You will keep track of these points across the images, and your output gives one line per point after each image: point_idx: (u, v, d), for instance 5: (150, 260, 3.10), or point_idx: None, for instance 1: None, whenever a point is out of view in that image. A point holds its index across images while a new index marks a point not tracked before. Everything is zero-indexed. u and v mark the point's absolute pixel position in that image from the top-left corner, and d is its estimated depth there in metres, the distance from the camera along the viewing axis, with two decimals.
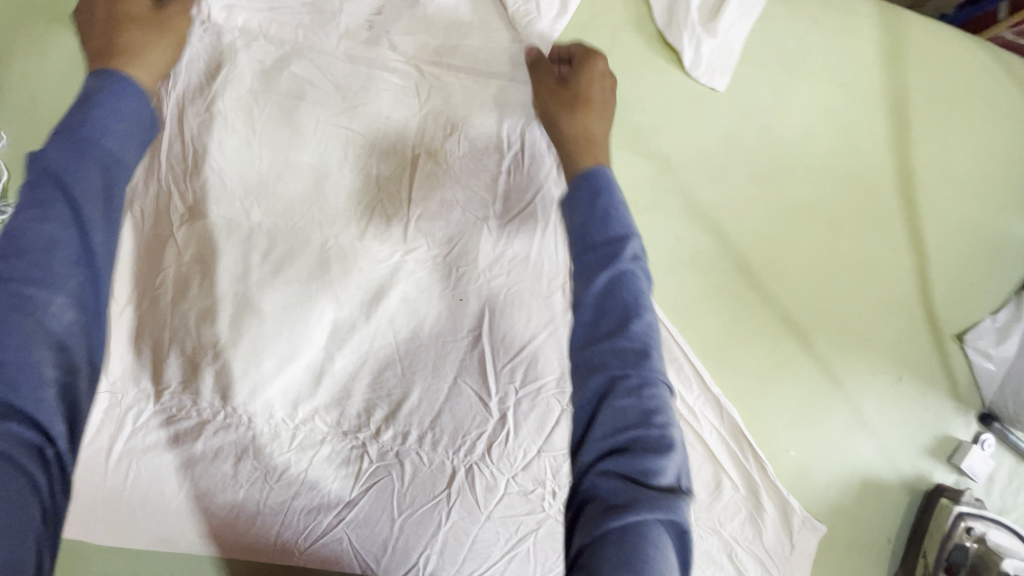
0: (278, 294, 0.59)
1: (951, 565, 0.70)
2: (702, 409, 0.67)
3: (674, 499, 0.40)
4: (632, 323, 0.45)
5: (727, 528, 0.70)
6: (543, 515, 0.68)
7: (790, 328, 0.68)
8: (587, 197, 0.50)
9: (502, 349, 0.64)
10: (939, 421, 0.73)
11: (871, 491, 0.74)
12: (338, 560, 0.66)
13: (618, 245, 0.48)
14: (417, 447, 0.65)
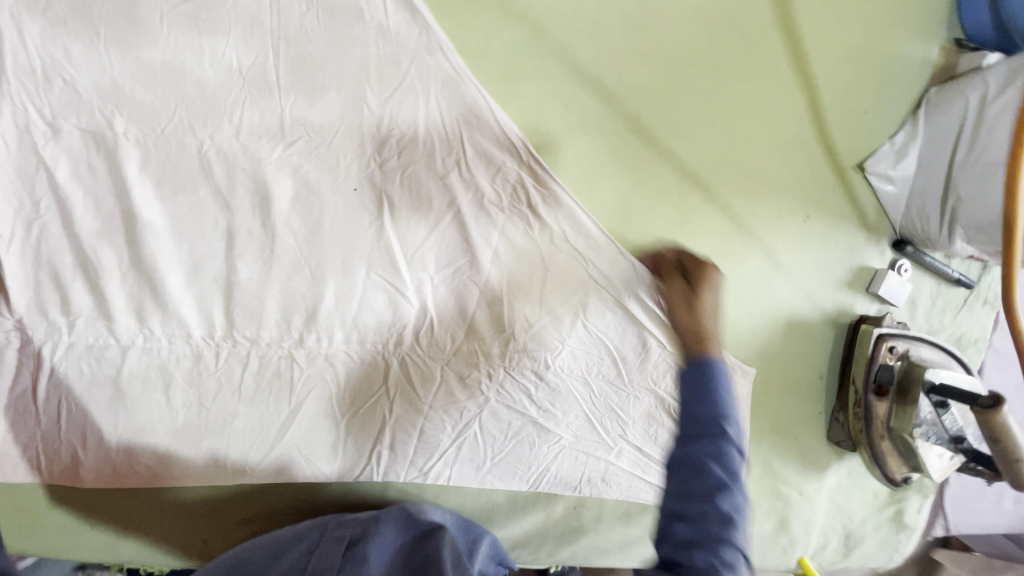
0: (172, 208, 0.60)
1: (879, 385, 0.73)
2: (616, 273, 0.68)
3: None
4: (708, 468, 0.43)
5: (662, 385, 0.72)
6: (482, 398, 0.70)
7: (692, 180, 0.68)
8: (687, 386, 0.46)
9: (408, 239, 0.65)
10: (853, 253, 0.75)
11: (796, 331, 0.76)
12: (286, 471, 0.67)
13: (707, 439, 0.44)
14: (343, 347, 0.67)
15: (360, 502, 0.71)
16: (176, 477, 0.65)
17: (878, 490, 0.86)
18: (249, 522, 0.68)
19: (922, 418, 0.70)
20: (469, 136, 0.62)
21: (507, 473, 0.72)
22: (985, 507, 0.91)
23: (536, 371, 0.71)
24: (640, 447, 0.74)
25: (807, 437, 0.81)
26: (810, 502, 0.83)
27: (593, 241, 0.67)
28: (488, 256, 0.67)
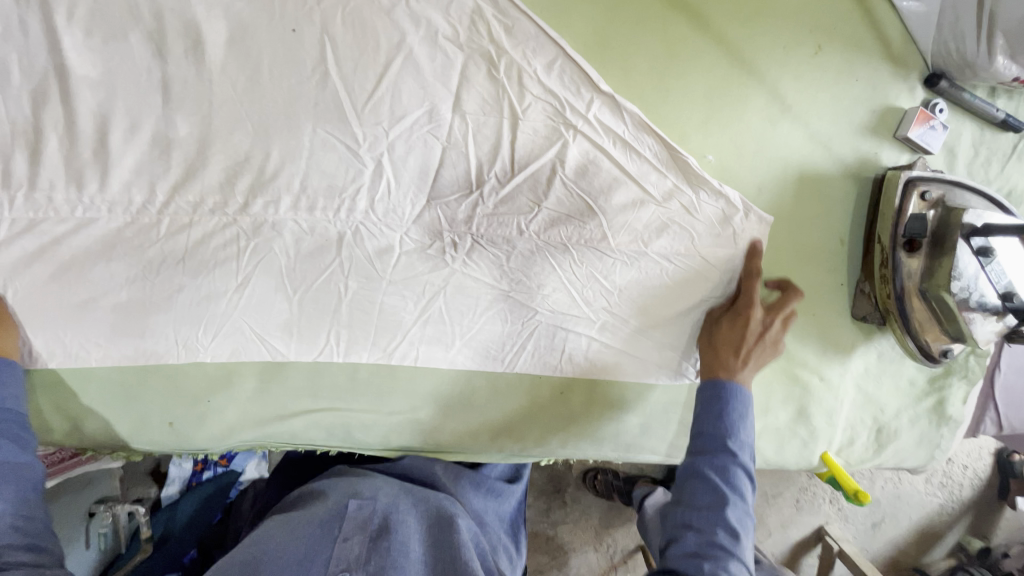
0: (101, 59, 0.56)
1: (910, 238, 0.63)
2: (599, 116, 0.61)
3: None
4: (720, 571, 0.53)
5: (653, 247, 0.66)
6: (451, 270, 0.65)
7: (677, 5, 0.60)
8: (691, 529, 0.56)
9: (355, 89, 0.58)
10: (874, 92, 0.65)
11: (810, 188, 0.67)
12: (252, 346, 0.64)
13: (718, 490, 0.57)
14: (293, 213, 0.61)
15: (333, 384, 0.66)
16: (144, 348, 0.62)
17: (915, 377, 0.76)
18: (216, 402, 0.65)
19: (963, 271, 0.61)
20: None
21: (485, 352, 0.67)
22: None
23: (508, 237, 0.65)
24: (630, 319, 0.68)
25: (828, 315, 0.72)
26: (833, 390, 0.74)
27: (565, 80, 0.60)
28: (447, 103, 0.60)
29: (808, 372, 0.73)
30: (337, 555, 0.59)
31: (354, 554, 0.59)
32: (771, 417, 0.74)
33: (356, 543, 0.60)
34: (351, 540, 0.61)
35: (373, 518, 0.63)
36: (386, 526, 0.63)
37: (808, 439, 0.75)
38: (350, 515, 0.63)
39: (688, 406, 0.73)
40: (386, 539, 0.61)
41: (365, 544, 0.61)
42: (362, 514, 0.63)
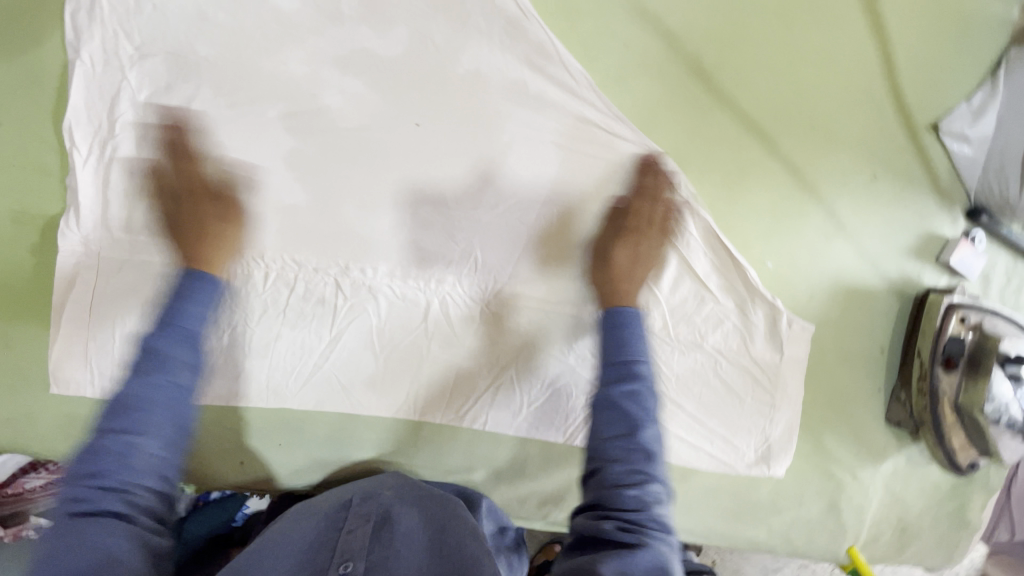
0: (233, 130, 0.61)
1: (949, 357, 0.68)
2: (673, 218, 0.67)
3: (650, 553, 0.49)
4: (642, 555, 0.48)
5: (709, 341, 0.71)
6: (521, 342, 0.69)
7: (753, 130, 0.67)
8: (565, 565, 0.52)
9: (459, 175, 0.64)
10: (921, 220, 0.71)
11: (856, 300, 0.72)
12: (331, 397, 0.68)
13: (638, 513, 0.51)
14: (387, 278, 0.67)
15: (399, 438, 0.70)
16: (229, 392, 0.67)
17: (940, 482, 0.80)
18: (287, 448, 0.69)
19: (997, 392, 0.66)
20: (529, 74, 0.61)
21: (544, 422, 0.71)
22: None
23: (577, 317, 0.69)
24: (681, 404, 0.72)
25: (864, 417, 0.76)
26: (863, 488, 0.78)
27: (648, 185, 0.66)
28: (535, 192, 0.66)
29: (842, 469, 0.77)
30: (340, 544, 0.54)
31: (357, 542, 0.54)
32: (803, 508, 0.77)
33: (360, 534, 0.56)
34: (354, 531, 0.56)
35: (376, 513, 0.59)
36: (389, 518, 0.59)
37: (836, 532, 0.78)
38: (353, 510, 0.60)
39: (727, 491, 0.76)
40: (390, 530, 0.57)
41: (367, 534, 0.56)
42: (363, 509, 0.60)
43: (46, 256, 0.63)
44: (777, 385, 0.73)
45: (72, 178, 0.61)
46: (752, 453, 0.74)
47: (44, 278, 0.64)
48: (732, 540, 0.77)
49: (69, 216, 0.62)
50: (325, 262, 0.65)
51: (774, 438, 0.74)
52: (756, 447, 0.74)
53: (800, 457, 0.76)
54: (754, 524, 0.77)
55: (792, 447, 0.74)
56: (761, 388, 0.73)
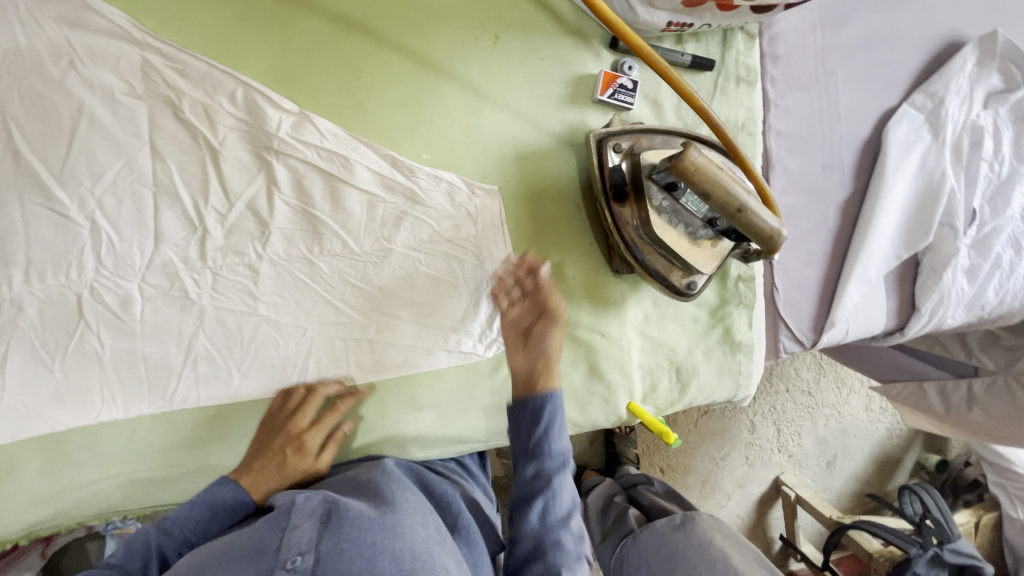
0: None
1: (616, 188, 0.67)
2: (297, 134, 0.64)
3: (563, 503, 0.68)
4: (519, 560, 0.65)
5: (397, 242, 0.70)
6: (199, 307, 0.66)
7: (348, 28, 0.65)
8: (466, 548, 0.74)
9: (48, 157, 0.60)
10: (564, 66, 0.71)
11: (529, 163, 0.71)
12: (24, 420, 0.65)
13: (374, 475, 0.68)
14: (22, 286, 0.62)
15: (115, 450, 0.68)
16: None
17: (696, 313, 0.79)
18: (10, 489, 0.66)
19: (665, 208, 0.66)
20: (75, 35, 0.59)
21: (255, 367, 0.69)
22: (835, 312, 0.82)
23: (249, 264, 0.67)
24: (397, 314, 0.72)
25: (588, 274, 0.75)
26: (617, 342, 0.77)
27: (251, 107, 0.63)
28: (40, 73, 0.59)
29: (587, 330, 0.76)
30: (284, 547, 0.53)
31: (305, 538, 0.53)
32: (564, 381, 0.76)
33: (304, 532, 0.54)
34: (300, 528, 0.55)
35: (321, 505, 0.58)
36: (333, 511, 0.57)
37: (607, 394, 0.78)
38: (297, 507, 0.57)
39: (480, 386, 0.75)
40: (339, 520, 0.56)
41: (315, 530, 0.55)
42: (308, 505, 0.58)
43: None
44: (483, 258, 0.72)
45: None
46: (481, 333, 0.74)
47: None
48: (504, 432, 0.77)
49: None
50: None
51: (498, 308, 0.74)
52: (483, 325, 0.74)
53: None
54: None
55: None
56: (470, 263, 0.72)
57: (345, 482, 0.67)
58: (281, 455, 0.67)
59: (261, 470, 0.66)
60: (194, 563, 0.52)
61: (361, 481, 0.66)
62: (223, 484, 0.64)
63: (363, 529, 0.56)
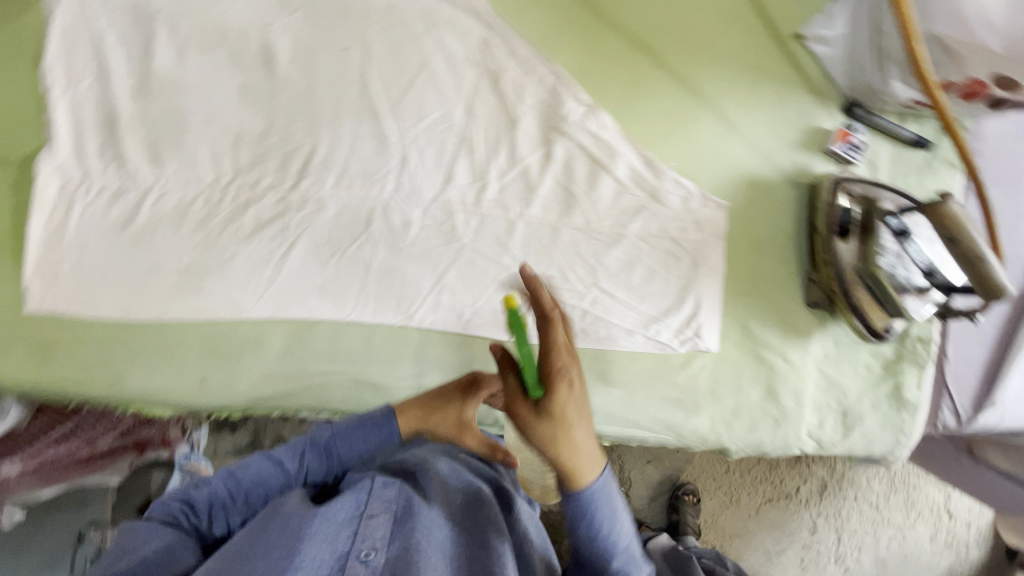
0: (193, 68, 0.71)
1: (843, 226, 0.76)
2: (581, 121, 0.76)
3: None
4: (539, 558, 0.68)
5: (631, 230, 0.78)
6: (460, 243, 0.76)
7: (641, 48, 0.77)
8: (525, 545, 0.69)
9: (389, 93, 0.73)
10: (804, 117, 0.81)
11: (758, 190, 0.80)
12: (289, 304, 0.73)
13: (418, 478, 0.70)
14: (333, 190, 0.74)
15: (349, 350, 0.75)
16: (193, 303, 0.72)
17: (871, 362, 0.85)
18: (247, 362, 0.73)
19: (887, 250, 0.74)
20: (440, 6, 0.73)
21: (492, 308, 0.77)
22: (1005, 396, 0.85)
23: (508, 218, 0.77)
24: (613, 293, 0.78)
25: (784, 301, 0.82)
26: (797, 370, 0.82)
27: (553, 93, 0.76)
28: (406, 30, 0.73)
29: (773, 353, 0.81)
30: (361, 533, 0.57)
31: (379, 532, 0.57)
32: (743, 395, 0.81)
33: (381, 523, 0.58)
34: (377, 517, 0.58)
35: (396, 501, 0.62)
36: (408, 512, 0.61)
37: (779, 417, 0.81)
38: (373, 497, 0.61)
39: (666, 382, 0.79)
40: (408, 524, 0.59)
41: (389, 525, 0.58)
42: (387, 495, 0.62)
43: (20, 195, 0.71)
44: (701, 260, 0.79)
45: (48, 112, 0.70)
46: (682, 332, 0.79)
47: (16, 215, 0.71)
48: (679, 430, 0.80)
49: (47, 146, 0.70)
50: (275, 143, 0.72)
51: (700, 312, 0.79)
52: (686, 324, 0.79)
53: (731, 345, 0.81)
54: (697, 413, 0.80)
55: (716, 318, 0.80)
56: (682, 263, 0.78)
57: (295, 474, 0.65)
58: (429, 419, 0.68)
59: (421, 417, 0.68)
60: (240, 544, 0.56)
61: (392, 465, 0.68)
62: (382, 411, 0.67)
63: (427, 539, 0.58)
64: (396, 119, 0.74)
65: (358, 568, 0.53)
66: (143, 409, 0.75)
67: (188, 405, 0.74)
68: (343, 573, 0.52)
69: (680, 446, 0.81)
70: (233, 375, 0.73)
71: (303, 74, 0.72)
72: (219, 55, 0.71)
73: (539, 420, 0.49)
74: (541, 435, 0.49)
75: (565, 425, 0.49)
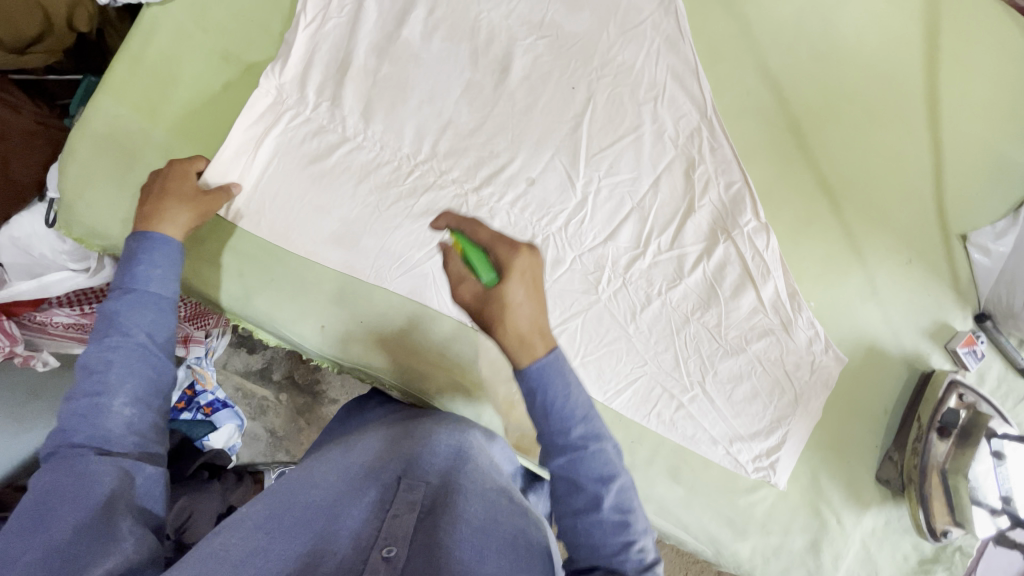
0: (435, 48, 0.74)
1: (943, 425, 0.79)
2: (750, 234, 0.79)
3: None
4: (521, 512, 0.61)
5: (752, 347, 0.80)
6: (596, 298, 0.79)
7: (824, 191, 0.81)
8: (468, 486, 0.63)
9: (593, 140, 0.76)
10: (939, 309, 0.85)
11: (874, 358, 0.84)
12: (426, 291, 0.76)
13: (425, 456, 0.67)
14: (507, 205, 0.76)
15: (460, 351, 0.78)
16: (343, 254, 0.74)
17: (910, 554, 0.87)
18: (367, 326, 0.76)
19: (981, 464, 0.77)
20: (671, 83, 0.77)
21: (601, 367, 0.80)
22: None
23: (648, 293, 0.80)
24: (712, 397, 0.80)
25: (857, 466, 0.84)
26: (845, 535, 0.84)
27: (735, 199, 0.78)
28: (632, 92, 0.76)
29: (830, 510, 0.83)
30: (385, 529, 0.58)
31: (403, 529, 0.57)
32: (788, 538, 0.83)
33: (405, 519, 0.59)
34: (401, 517, 0.59)
35: (421, 500, 0.61)
36: (433, 509, 0.60)
37: (812, 572, 0.83)
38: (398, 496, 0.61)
39: (725, 497, 0.81)
40: (430, 520, 0.58)
41: (414, 522, 0.58)
42: (411, 496, 0.61)
43: (234, 95, 0.74)
44: (802, 400, 0.81)
45: (291, 34, 0.73)
46: (759, 459, 0.81)
47: (223, 113, 0.74)
48: (719, 546, 0.81)
49: (277, 63, 0.73)
50: (476, 143, 0.75)
51: (782, 447, 0.81)
52: (765, 453, 0.81)
53: (795, 487, 0.83)
54: (742, 538, 0.81)
55: (794, 459, 0.82)
56: (786, 397, 0.81)
57: (131, 340, 0.58)
58: (161, 182, 0.66)
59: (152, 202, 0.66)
60: (264, 518, 0.58)
61: (414, 454, 0.67)
62: (134, 237, 0.63)
63: (453, 532, 0.56)
64: (590, 166, 0.77)
65: (379, 565, 0.53)
66: (255, 328, 0.77)
67: (297, 343, 0.76)
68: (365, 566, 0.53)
69: (712, 560, 0.83)
70: (349, 332, 0.76)
71: (527, 93, 0.75)
72: (462, 47, 0.74)
73: (490, 293, 0.55)
74: (484, 313, 0.55)
75: (514, 321, 0.54)
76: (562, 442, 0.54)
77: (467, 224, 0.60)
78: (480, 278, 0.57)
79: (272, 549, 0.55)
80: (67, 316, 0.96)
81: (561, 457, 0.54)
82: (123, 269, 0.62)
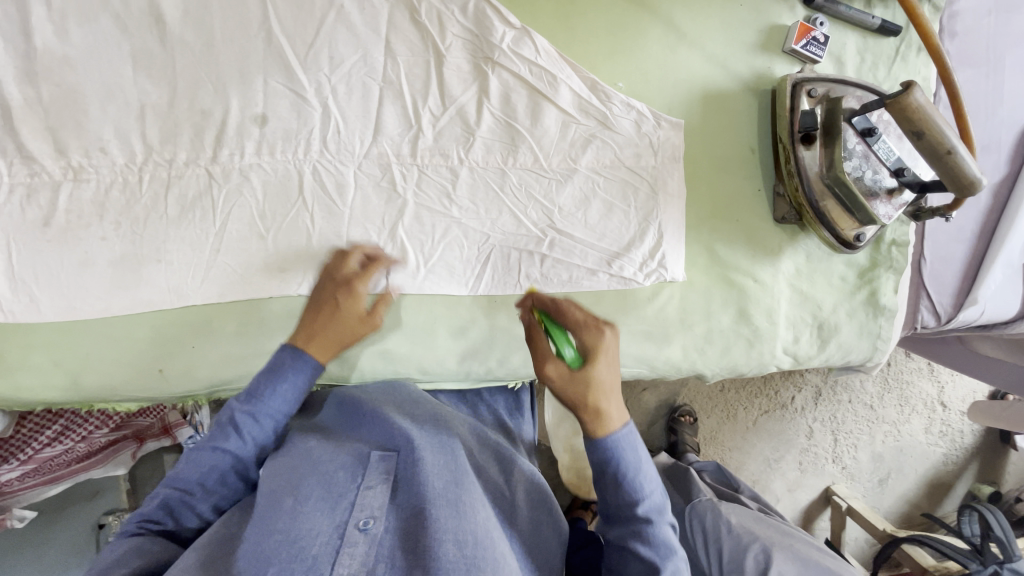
0: (77, 40, 0.64)
1: (805, 133, 0.70)
2: (513, 47, 0.69)
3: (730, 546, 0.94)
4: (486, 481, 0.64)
5: (582, 162, 0.73)
6: (402, 200, 0.72)
7: None
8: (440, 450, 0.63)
9: (296, 41, 0.66)
10: (760, 13, 0.74)
11: (715, 102, 0.75)
12: (233, 285, 0.70)
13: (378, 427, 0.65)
14: (256, 157, 0.69)
15: None
16: (135, 293, 0.69)
17: (845, 273, 0.82)
18: (202, 348, 0.71)
19: (853, 151, 0.69)
20: None
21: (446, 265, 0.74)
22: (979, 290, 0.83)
23: (450, 167, 0.72)
24: (571, 233, 0.75)
25: (750, 219, 0.78)
26: (768, 289, 0.79)
27: (479, 18, 0.68)
28: None
29: (741, 274, 0.79)
30: (361, 502, 0.55)
31: (379, 501, 0.56)
32: (714, 321, 0.79)
33: (379, 492, 0.57)
34: (375, 488, 0.57)
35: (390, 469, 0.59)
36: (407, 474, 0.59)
37: (752, 338, 0.80)
38: (370, 467, 0.59)
39: (633, 317, 0.77)
40: (410, 489, 0.57)
41: (388, 492, 0.57)
42: (382, 466, 0.59)
43: None
44: (659, 185, 0.75)
45: None
46: (645, 264, 0.76)
47: None
48: (651, 363, 0.78)
49: None
50: (185, 114, 0.67)
51: (662, 242, 0.76)
52: (648, 256, 0.76)
53: (697, 271, 0.78)
54: (668, 344, 0.78)
55: (680, 245, 0.76)
56: (641, 192, 0.75)
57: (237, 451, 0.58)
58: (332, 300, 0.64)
59: (313, 321, 0.63)
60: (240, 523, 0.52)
61: (387, 423, 0.64)
62: (284, 350, 0.61)
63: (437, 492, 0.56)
64: (310, 71, 0.67)
65: (357, 536, 0.52)
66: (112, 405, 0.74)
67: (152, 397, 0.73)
68: (345, 543, 0.51)
69: (653, 378, 0.80)
70: (194, 364, 0.72)
71: (198, 32, 0.65)
72: (103, 21, 0.64)
73: (579, 374, 0.55)
74: (570, 392, 0.55)
75: (593, 396, 0.55)
76: (625, 506, 0.56)
77: (552, 305, 0.61)
78: (563, 360, 0.57)
79: (259, 550, 0.49)
80: (12, 470, 0.90)
81: (621, 518, 0.57)
82: (267, 377, 0.60)
